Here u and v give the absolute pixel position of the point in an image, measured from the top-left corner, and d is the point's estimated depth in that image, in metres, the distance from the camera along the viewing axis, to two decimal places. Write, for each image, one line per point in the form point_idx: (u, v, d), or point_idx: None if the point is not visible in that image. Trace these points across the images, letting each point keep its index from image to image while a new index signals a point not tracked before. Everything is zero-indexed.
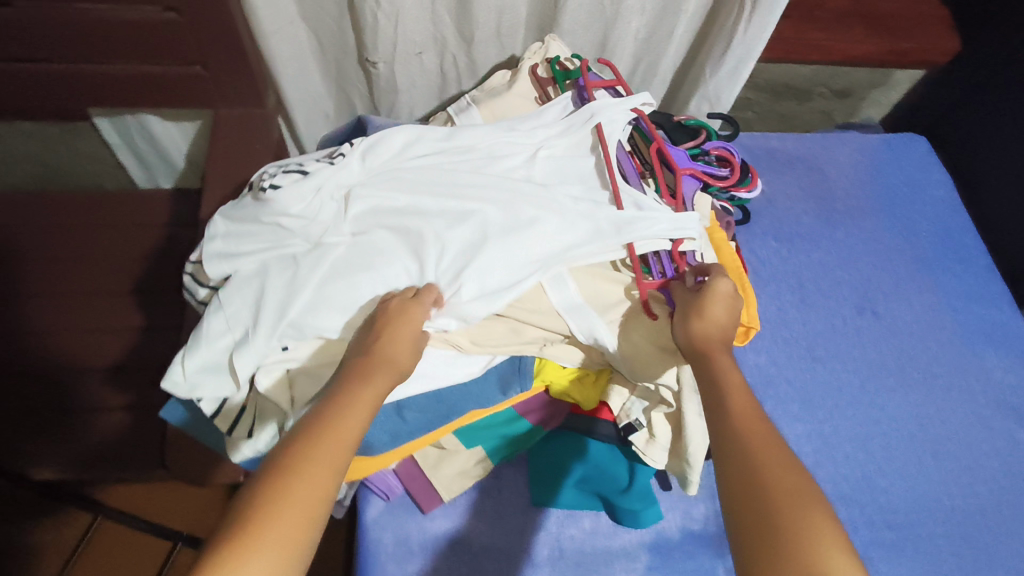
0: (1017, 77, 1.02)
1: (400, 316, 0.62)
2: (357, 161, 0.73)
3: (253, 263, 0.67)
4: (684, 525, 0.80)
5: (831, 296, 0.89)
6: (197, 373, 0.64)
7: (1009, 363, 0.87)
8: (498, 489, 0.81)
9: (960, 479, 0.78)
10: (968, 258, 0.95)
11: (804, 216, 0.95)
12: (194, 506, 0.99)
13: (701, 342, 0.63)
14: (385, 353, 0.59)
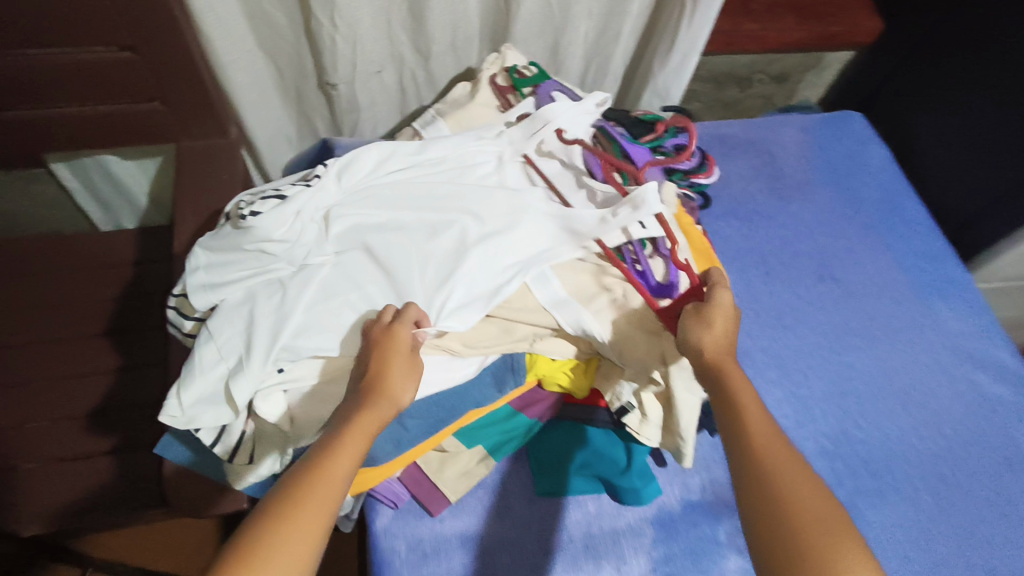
0: (940, 48, 0.91)
1: (390, 342, 0.55)
2: (333, 183, 0.67)
3: (243, 294, 0.62)
4: (683, 497, 0.66)
5: (792, 266, 0.83)
6: (195, 405, 0.58)
7: (962, 313, 0.82)
8: (503, 485, 0.66)
9: (928, 425, 0.74)
10: (912, 219, 0.89)
11: (758, 193, 0.89)
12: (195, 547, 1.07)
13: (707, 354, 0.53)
14: (382, 377, 0.52)
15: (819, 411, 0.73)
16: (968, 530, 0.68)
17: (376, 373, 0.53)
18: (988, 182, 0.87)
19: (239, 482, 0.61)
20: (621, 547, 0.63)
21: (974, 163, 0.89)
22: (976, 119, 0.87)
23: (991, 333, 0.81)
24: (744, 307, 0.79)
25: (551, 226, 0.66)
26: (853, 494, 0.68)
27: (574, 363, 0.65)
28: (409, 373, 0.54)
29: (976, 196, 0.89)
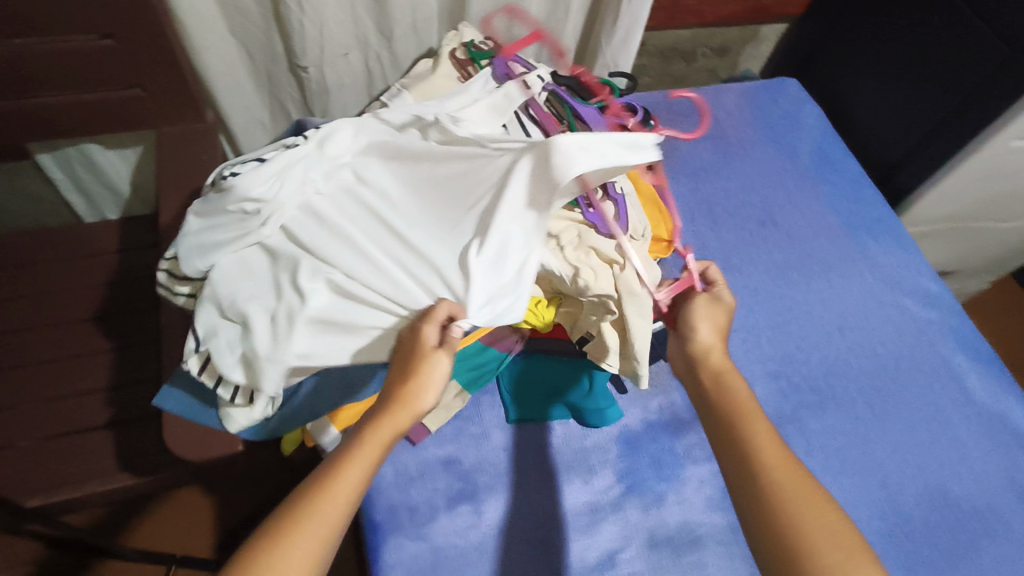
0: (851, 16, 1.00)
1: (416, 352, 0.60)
2: (313, 150, 0.68)
3: (240, 261, 0.67)
4: (645, 417, 0.73)
5: (736, 214, 0.91)
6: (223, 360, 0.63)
7: (890, 249, 0.90)
8: (479, 417, 0.71)
9: (862, 344, 0.81)
10: (842, 168, 0.98)
11: (704, 152, 0.96)
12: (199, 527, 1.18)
13: (716, 356, 0.64)
14: (405, 389, 0.57)
15: (765, 337, 0.81)
16: (901, 434, 0.75)
17: (402, 381, 0.58)
18: (907, 129, 0.95)
19: (234, 426, 0.66)
20: (589, 464, 0.69)
21: (894, 113, 0.97)
22: (893, 74, 0.95)
23: (916, 264, 0.89)
24: (694, 252, 0.87)
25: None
26: (796, 407, 0.76)
27: (537, 300, 0.70)
28: (434, 381, 0.59)
29: (899, 145, 0.98)
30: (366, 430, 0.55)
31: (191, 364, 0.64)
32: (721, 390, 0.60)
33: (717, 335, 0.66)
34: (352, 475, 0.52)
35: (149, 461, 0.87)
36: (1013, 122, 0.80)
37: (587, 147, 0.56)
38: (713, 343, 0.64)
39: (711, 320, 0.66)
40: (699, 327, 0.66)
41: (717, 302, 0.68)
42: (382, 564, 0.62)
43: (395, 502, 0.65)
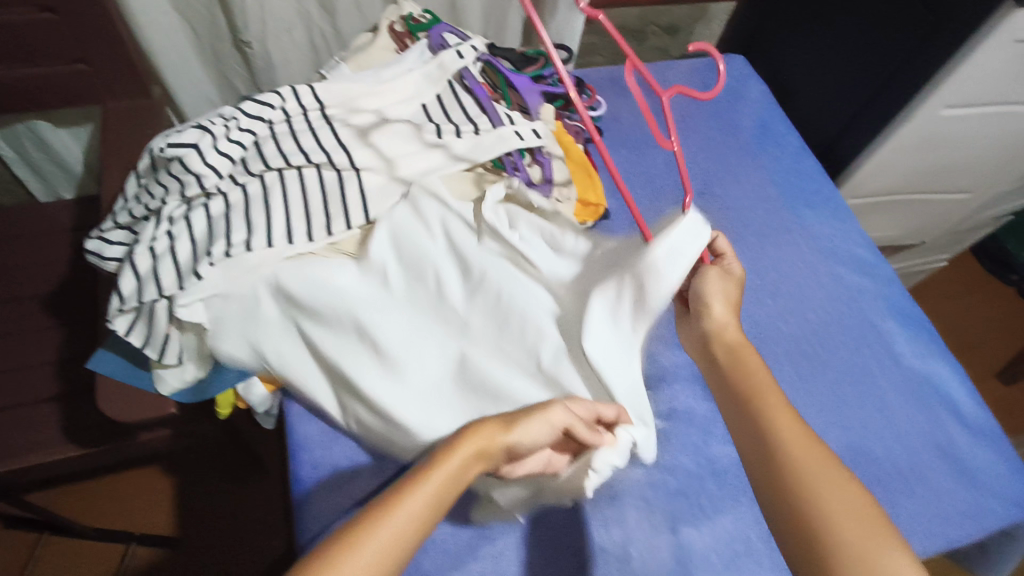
0: None
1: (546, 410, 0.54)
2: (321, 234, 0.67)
3: (335, 372, 0.66)
4: None
5: (675, 186, 0.92)
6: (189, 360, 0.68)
7: (825, 218, 0.92)
8: None
9: (792, 310, 0.83)
10: (782, 141, 0.99)
11: (645, 126, 0.98)
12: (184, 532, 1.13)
13: (728, 334, 0.64)
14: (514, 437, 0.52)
15: None
16: (826, 396, 0.77)
17: (504, 419, 0.53)
18: (844, 102, 0.97)
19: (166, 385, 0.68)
20: None
21: (833, 88, 0.99)
22: (828, 47, 0.96)
23: (850, 233, 0.91)
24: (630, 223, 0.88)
25: (456, 143, 0.72)
26: None
27: None
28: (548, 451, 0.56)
29: (836, 118, 1.00)
30: (445, 449, 0.50)
31: (119, 325, 0.65)
32: (748, 383, 0.59)
33: (729, 310, 0.66)
34: (420, 499, 0.47)
35: (93, 434, 0.86)
36: (938, 90, 0.82)
37: (672, 251, 0.61)
38: (727, 321, 0.65)
39: (724, 296, 0.66)
40: (712, 305, 0.65)
41: (728, 275, 0.68)
42: (304, 521, 0.64)
43: (319, 460, 0.67)
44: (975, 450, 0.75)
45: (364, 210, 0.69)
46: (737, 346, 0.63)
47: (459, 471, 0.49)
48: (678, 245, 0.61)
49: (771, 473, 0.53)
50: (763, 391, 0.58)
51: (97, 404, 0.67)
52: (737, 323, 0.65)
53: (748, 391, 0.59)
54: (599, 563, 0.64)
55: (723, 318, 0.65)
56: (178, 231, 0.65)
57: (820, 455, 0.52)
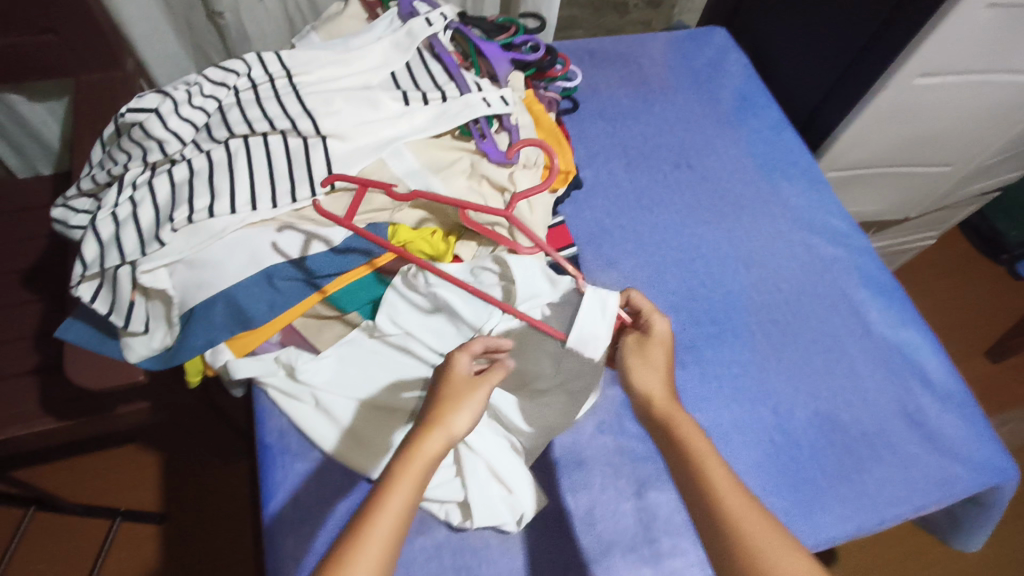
0: None
1: (451, 382, 0.56)
2: (287, 203, 0.66)
3: (327, 396, 0.66)
4: None
5: (652, 157, 0.92)
6: (153, 328, 0.68)
7: (802, 188, 0.91)
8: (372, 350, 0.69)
9: (766, 281, 0.83)
10: (763, 113, 0.98)
11: (624, 97, 0.97)
12: (171, 502, 1.14)
13: (656, 400, 0.60)
14: (450, 420, 0.53)
15: (671, 274, 0.82)
16: (798, 365, 0.77)
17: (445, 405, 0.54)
18: (823, 72, 0.97)
19: (133, 354, 0.67)
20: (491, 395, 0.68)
21: (814, 60, 0.98)
22: (808, 19, 0.95)
23: (827, 204, 0.90)
24: (605, 194, 0.87)
25: (420, 112, 0.73)
26: (694, 338, 0.77)
27: (433, 231, 0.71)
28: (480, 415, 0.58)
29: (817, 90, 0.99)
30: (394, 465, 0.49)
31: (83, 293, 0.65)
32: (691, 452, 0.54)
33: (657, 377, 0.61)
34: (389, 518, 0.46)
35: (75, 407, 0.83)
36: (910, 61, 0.82)
37: (583, 337, 0.65)
38: (653, 386, 0.60)
39: (644, 363, 0.62)
40: (634, 375, 0.62)
41: (648, 338, 0.64)
42: (270, 480, 0.65)
43: (284, 427, 0.67)
44: (943, 417, 0.75)
45: (329, 175, 0.67)
46: (668, 410, 0.58)
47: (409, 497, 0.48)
48: (588, 328, 0.65)
49: (719, 540, 0.48)
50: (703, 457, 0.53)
51: (68, 372, 0.65)
52: (666, 388, 0.60)
53: (691, 463, 0.53)
54: (563, 524, 0.64)
55: (650, 386, 0.61)
56: (141, 196, 0.65)
57: (774, 529, 0.48)
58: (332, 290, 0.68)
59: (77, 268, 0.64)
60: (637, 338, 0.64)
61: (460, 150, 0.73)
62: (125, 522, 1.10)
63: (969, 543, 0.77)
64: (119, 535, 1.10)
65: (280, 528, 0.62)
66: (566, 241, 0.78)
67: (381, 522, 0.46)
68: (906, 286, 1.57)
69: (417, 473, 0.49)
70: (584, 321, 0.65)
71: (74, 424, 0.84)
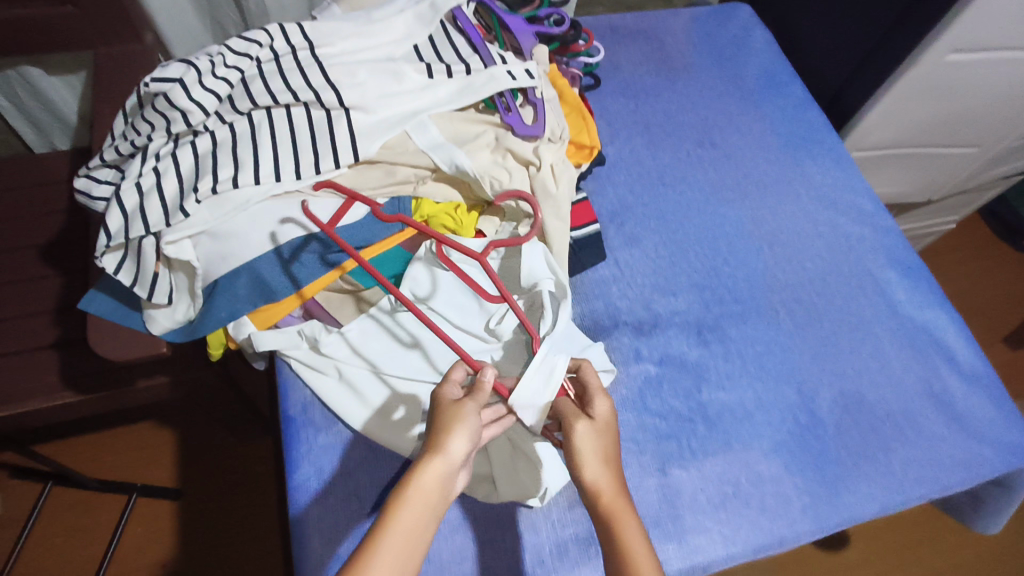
0: None
1: (439, 409, 0.52)
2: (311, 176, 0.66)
3: (351, 367, 0.67)
4: (584, 312, 0.75)
5: (674, 135, 0.91)
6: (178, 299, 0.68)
7: (828, 167, 0.90)
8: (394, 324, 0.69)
9: (791, 260, 0.82)
10: (787, 92, 0.97)
11: (646, 74, 0.96)
12: (188, 478, 1.15)
13: (604, 501, 0.49)
14: (443, 445, 0.49)
15: (693, 252, 0.81)
16: (822, 345, 0.76)
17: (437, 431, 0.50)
18: (851, 48, 0.95)
19: (158, 325, 0.67)
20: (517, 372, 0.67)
21: (841, 36, 0.96)
22: None
23: (852, 183, 0.89)
24: (628, 171, 0.86)
25: (443, 85, 0.72)
26: (718, 317, 0.76)
27: (457, 206, 0.70)
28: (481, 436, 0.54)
29: (844, 67, 0.98)
30: (391, 502, 0.46)
31: (107, 264, 0.64)
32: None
33: (607, 469, 0.51)
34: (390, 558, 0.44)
35: (96, 380, 0.83)
36: (943, 37, 0.80)
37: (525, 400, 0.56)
38: (603, 483, 0.50)
39: (595, 453, 0.51)
40: (581, 467, 0.51)
41: (597, 423, 0.53)
42: (293, 451, 0.65)
43: (307, 399, 0.67)
44: (969, 398, 0.74)
45: (352, 146, 0.67)
46: (615, 517, 0.48)
47: (405, 541, 0.45)
48: (532, 392, 0.56)
49: None
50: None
51: (98, 343, 0.65)
52: (616, 483, 0.50)
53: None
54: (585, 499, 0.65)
55: (601, 483, 0.50)
56: (165, 167, 0.65)
57: None
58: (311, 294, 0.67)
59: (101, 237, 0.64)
60: (585, 420, 0.53)
61: (484, 121, 0.72)
62: (142, 498, 1.11)
63: (991, 525, 0.77)
64: (138, 510, 1.11)
65: (304, 499, 0.62)
66: (589, 218, 0.75)
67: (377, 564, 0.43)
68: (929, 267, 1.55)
69: (419, 506, 0.46)
70: (529, 390, 0.56)
71: (94, 398, 0.84)
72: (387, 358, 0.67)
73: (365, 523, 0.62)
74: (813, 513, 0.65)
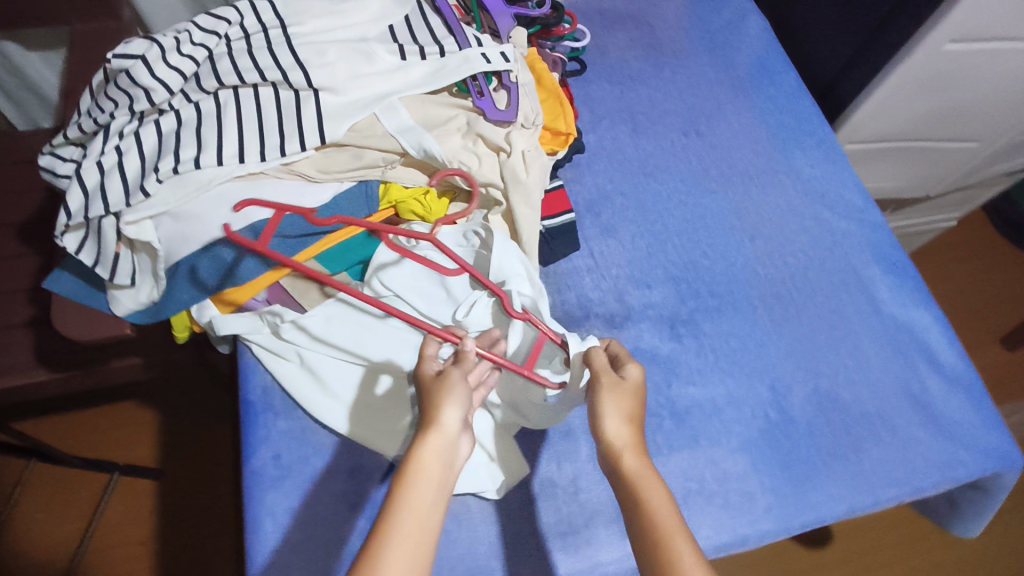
0: None
1: (424, 385, 0.53)
2: (278, 163, 0.65)
3: (314, 354, 0.66)
4: (559, 300, 0.74)
5: (659, 123, 0.88)
6: (139, 281, 0.66)
7: (817, 159, 0.88)
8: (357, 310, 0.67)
9: (772, 253, 0.80)
10: (780, 80, 0.94)
11: (634, 60, 0.93)
12: (170, 460, 1.15)
13: (625, 458, 0.51)
14: (437, 417, 0.49)
15: (671, 243, 0.79)
16: (799, 342, 0.74)
17: (428, 406, 0.50)
18: (847, 35, 0.92)
19: (122, 306, 0.66)
20: None
21: (837, 23, 0.93)
22: None
23: (841, 176, 0.87)
24: (608, 159, 0.84)
25: (416, 66, 0.70)
26: (693, 310, 0.75)
27: (428, 190, 0.68)
28: (471, 402, 0.54)
29: (840, 55, 0.95)
30: (402, 475, 0.47)
31: (69, 243, 0.64)
32: (663, 544, 0.45)
33: (629, 428, 0.52)
34: (407, 522, 0.44)
35: (69, 359, 0.83)
36: (940, 25, 0.77)
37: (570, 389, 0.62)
38: (626, 442, 0.51)
39: (619, 411, 0.53)
40: (602, 422, 0.53)
41: (623, 385, 0.55)
42: (250, 435, 0.64)
43: (267, 383, 0.67)
44: (949, 400, 0.72)
45: (318, 128, 0.65)
46: (636, 475, 0.49)
47: (418, 512, 0.45)
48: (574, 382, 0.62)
49: None
50: (679, 556, 0.44)
51: (64, 322, 0.65)
52: (636, 441, 0.52)
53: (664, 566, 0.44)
54: (546, 493, 0.64)
55: (621, 440, 0.52)
56: (127, 145, 0.63)
57: None
58: (240, 299, 0.66)
59: (61, 215, 0.63)
60: (612, 377, 0.55)
61: (457, 105, 0.71)
62: (124, 478, 1.11)
63: (968, 530, 0.75)
64: (119, 489, 1.12)
65: (259, 483, 0.62)
66: (564, 206, 0.74)
67: (397, 533, 0.43)
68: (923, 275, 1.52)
69: (429, 478, 0.47)
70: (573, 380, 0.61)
71: (68, 377, 0.83)
72: (348, 342, 0.66)
73: (321, 508, 0.61)
74: (779, 513, 0.64)
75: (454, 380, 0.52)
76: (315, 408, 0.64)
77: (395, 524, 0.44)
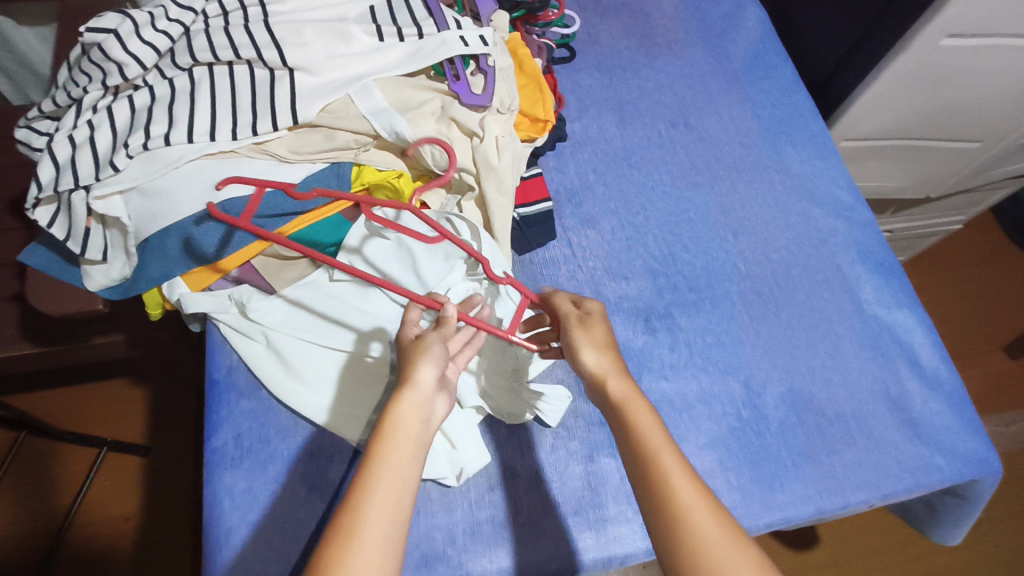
0: None
1: (404, 347, 0.52)
2: (250, 142, 0.65)
3: (283, 334, 0.65)
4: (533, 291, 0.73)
5: (648, 114, 0.87)
6: (109, 255, 0.66)
7: (808, 155, 0.85)
8: (328, 294, 0.67)
9: (756, 249, 0.78)
10: (775, 73, 0.92)
11: (625, 49, 0.92)
12: (156, 437, 1.16)
13: (607, 381, 0.52)
14: (415, 377, 0.49)
15: (651, 236, 0.78)
16: (777, 341, 0.72)
17: (406, 365, 0.50)
18: (846, 28, 0.89)
19: (93, 280, 0.67)
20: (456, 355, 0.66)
21: (837, 14, 0.90)
22: None
23: (832, 172, 0.84)
24: (593, 149, 0.83)
25: (393, 48, 0.70)
26: (670, 304, 0.73)
27: (400, 173, 0.67)
28: (449, 367, 0.54)
29: (839, 47, 0.92)
30: (380, 432, 0.46)
31: (40, 217, 0.63)
32: (640, 445, 0.47)
33: (606, 353, 0.53)
34: (388, 478, 0.43)
35: (55, 333, 0.81)
36: (938, 18, 0.74)
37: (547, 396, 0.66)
38: (604, 365, 0.52)
39: (592, 340, 0.54)
40: (578, 354, 0.53)
41: (588, 316, 0.56)
42: (215, 414, 0.64)
43: (233, 363, 0.67)
44: (928, 404, 0.71)
45: (290, 107, 0.65)
46: (619, 393, 0.51)
47: (396, 468, 0.44)
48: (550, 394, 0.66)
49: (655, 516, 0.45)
50: (661, 460, 0.46)
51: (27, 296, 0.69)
52: (614, 362, 0.53)
53: (647, 468, 0.46)
54: (507, 484, 0.63)
55: (600, 364, 0.53)
56: (99, 120, 0.63)
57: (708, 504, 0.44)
58: (230, 267, 0.65)
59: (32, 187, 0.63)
60: (577, 315, 0.56)
61: (433, 88, 0.70)
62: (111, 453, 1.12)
63: (946, 537, 0.73)
64: (107, 464, 1.13)
65: (220, 462, 0.62)
66: (542, 194, 0.73)
67: (376, 490, 0.43)
68: (914, 282, 1.48)
69: (407, 434, 0.46)
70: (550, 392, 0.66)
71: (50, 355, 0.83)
72: (319, 322, 0.66)
73: (281, 489, 0.61)
74: (744, 513, 0.63)
75: (432, 344, 0.51)
76: (283, 389, 0.63)
77: (375, 481, 0.43)
